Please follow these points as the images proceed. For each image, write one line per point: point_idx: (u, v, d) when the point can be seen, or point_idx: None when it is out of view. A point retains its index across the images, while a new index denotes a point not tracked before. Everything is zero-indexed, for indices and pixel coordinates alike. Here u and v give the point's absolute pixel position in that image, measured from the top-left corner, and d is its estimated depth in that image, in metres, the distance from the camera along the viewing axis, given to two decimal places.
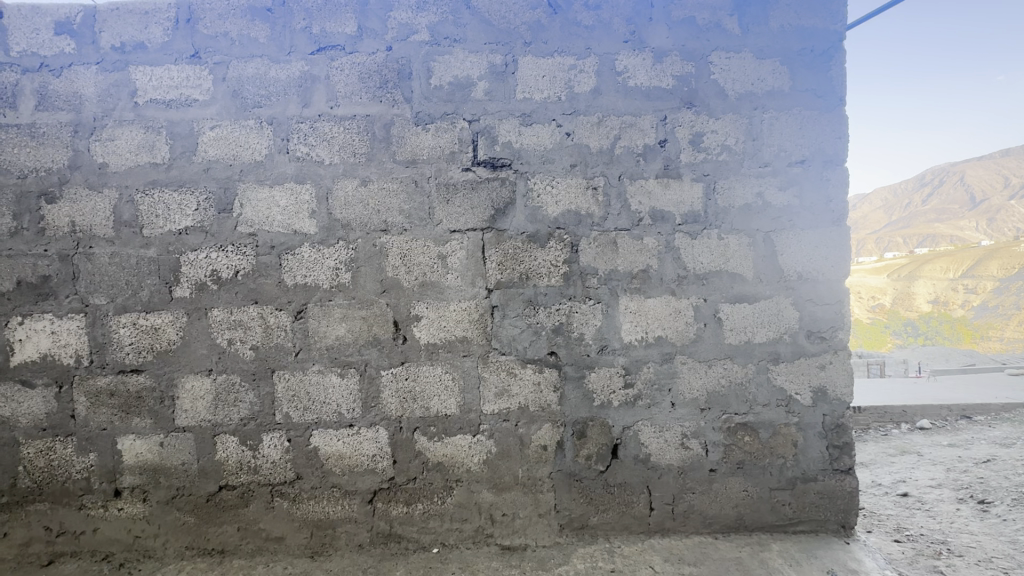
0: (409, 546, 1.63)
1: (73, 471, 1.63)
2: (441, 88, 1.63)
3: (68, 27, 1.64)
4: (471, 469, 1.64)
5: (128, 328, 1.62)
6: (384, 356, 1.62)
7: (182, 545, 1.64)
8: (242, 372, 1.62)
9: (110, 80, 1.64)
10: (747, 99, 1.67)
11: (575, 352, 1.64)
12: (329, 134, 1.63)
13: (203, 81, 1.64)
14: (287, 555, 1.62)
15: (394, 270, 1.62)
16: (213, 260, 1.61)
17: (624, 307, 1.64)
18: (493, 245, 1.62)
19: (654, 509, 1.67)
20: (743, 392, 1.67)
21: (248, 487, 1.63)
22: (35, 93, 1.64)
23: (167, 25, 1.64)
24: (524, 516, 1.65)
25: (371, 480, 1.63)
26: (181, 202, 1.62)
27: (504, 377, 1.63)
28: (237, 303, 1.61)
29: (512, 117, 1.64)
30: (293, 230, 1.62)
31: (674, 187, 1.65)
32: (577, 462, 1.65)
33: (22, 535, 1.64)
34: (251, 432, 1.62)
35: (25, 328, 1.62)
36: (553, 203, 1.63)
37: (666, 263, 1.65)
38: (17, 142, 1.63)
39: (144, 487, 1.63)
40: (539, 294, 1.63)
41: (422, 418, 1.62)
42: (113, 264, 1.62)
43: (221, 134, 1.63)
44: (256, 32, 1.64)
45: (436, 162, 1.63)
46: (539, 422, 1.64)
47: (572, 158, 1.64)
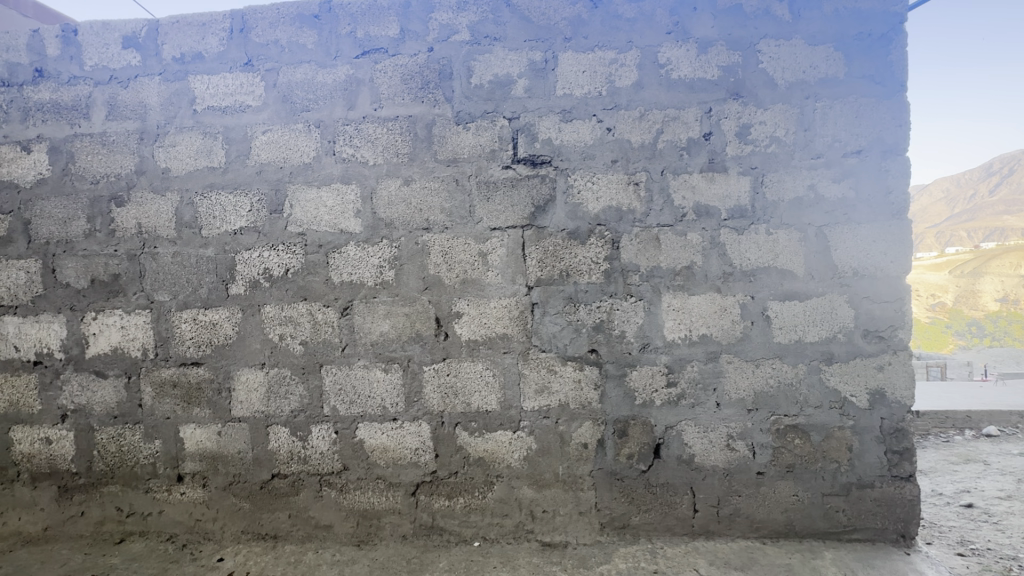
0: (451, 538, 1.66)
1: (141, 456, 1.75)
2: (481, 87, 1.65)
3: (134, 41, 1.76)
4: (512, 465, 1.65)
5: (189, 323, 1.71)
6: (427, 352, 1.65)
7: (238, 529, 1.73)
8: (293, 366, 1.69)
9: (171, 89, 1.74)
10: (798, 88, 1.60)
11: (616, 350, 1.62)
12: (374, 135, 1.67)
13: (255, 88, 1.71)
14: (335, 543, 1.68)
15: (436, 268, 1.64)
16: (265, 259, 1.69)
17: (667, 305, 1.61)
18: (533, 242, 1.62)
19: (698, 511, 1.63)
20: (794, 393, 1.61)
21: (298, 477, 1.70)
22: (106, 103, 1.76)
23: (223, 36, 1.73)
24: (565, 514, 1.65)
25: (414, 473, 1.67)
26: (236, 204, 1.70)
27: (545, 374, 1.63)
28: (287, 300, 1.68)
29: (552, 114, 1.63)
30: (340, 229, 1.67)
31: (719, 181, 1.61)
32: (618, 461, 1.63)
33: (97, 515, 1.77)
34: (301, 424, 1.69)
35: (98, 322, 1.75)
36: (594, 199, 1.62)
37: (710, 260, 1.60)
38: (91, 150, 1.76)
39: (204, 473, 1.73)
40: (579, 291, 1.62)
41: (463, 413, 1.65)
42: (175, 263, 1.72)
43: (272, 138, 1.70)
44: (305, 38, 1.70)
45: (477, 161, 1.64)
46: (580, 420, 1.63)
47: (613, 153, 1.62)
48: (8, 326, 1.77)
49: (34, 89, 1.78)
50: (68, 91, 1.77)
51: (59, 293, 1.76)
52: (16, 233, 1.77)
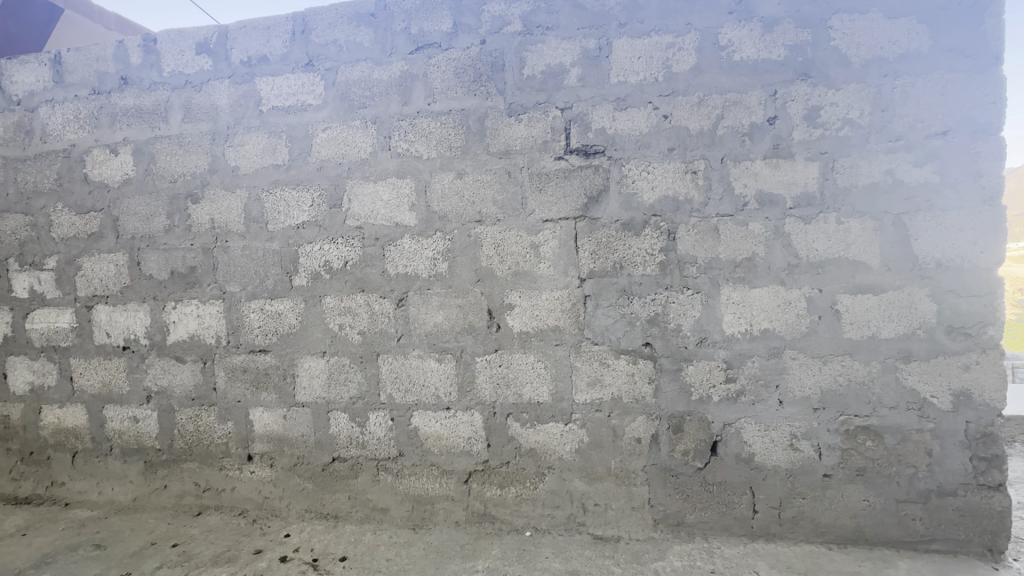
0: (503, 527, 1.68)
1: (215, 436, 1.88)
2: (533, 78, 1.64)
3: (206, 46, 1.87)
4: (563, 457, 1.65)
5: (257, 313, 1.82)
6: (479, 343, 1.67)
7: (302, 508, 1.82)
8: (351, 354, 1.75)
9: (240, 91, 1.83)
10: (874, 66, 1.49)
11: (671, 344, 1.58)
12: (428, 129, 1.70)
13: (316, 87, 1.78)
14: (391, 525, 1.74)
15: (488, 260, 1.66)
16: (326, 251, 1.76)
17: (726, 298, 1.55)
18: (586, 234, 1.60)
19: (758, 512, 1.58)
20: (865, 392, 1.51)
21: (356, 461, 1.77)
22: (181, 107, 1.88)
23: (285, 38, 1.80)
24: (617, 508, 1.63)
25: (466, 461, 1.70)
26: (299, 200, 1.78)
27: (597, 367, 1.61)
28: (346, 291, 1.75)
29: (606, 102, 1.60)
30: (395, 223, 1.72)
31: (785, 168, 1.52)
32: (673, 457, 1.60)
33: (178, 488, 1.92)
34: (360, 410, 1.76)
35: (177, 311, 1.88)
36: (649, 189, 1.58)
37: (774, 251, 1.53)
38: (169, 151, 1.89)
39: (271, 454, 1.84)
40: (633, 283, 1.59)
41: (515, 404, 1.66)
42: (244, 256, 1.82)
43: (332, 135, 1.76)
44: (362, 37, 1.75)
45: (529, 152, 1.64)
46: (633, 414, 1.61)
47: (670, 141, 1.57)
48: (101, 314, 1.95)
49: (120, 95, 1.93)
50: (149, 96, 1.91)
51: (143, 284, 1.91)
52: (106, 229, 1.93)
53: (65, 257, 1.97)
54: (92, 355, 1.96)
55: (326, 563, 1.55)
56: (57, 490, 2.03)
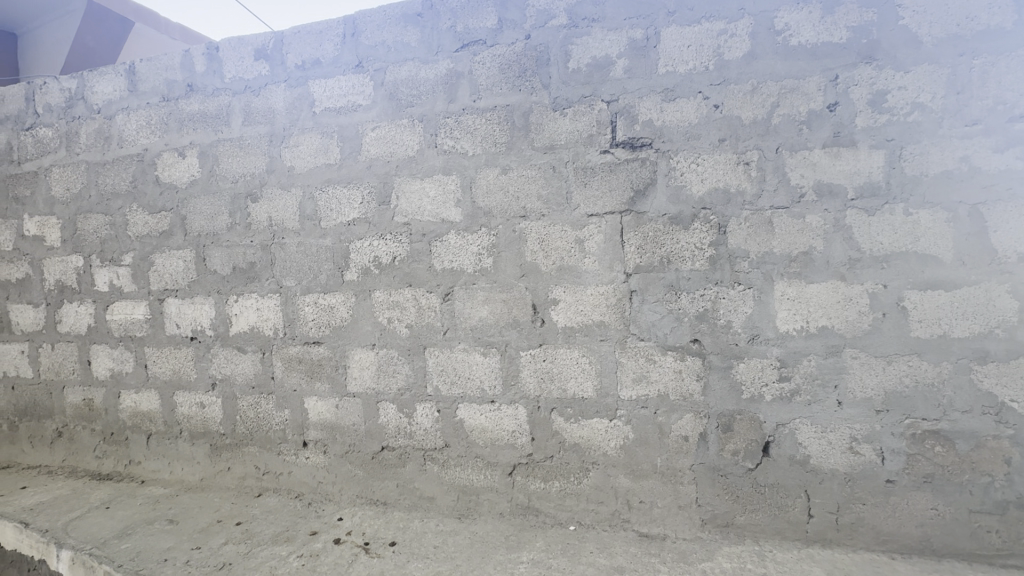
0: (547, 520, 1.69)
1: (273, 423, 1.98)
2: (578, 71, 1.62)
3: (263, 52, 1.96)
4: (608, 453, 1.64)
5: (311, 306, 1.90)
6: (524, 337, 1.69)
7: (354, 493, 1.90)
8: (399, 347, 1.81)
9: (295, 94, 1.92)
10: (949, 44, 1.39)
11: (721, 341, 1.54)
12: (473, 126, 1.72)
13: (365, 88, 1.83)
14: (438, 514, 1.79)
15: (532, 255, 1.66)
16: (375, 247, 1.82)
17: (781, 294, 1.49)
18: (632, 228, 1.58)
19: (814, 516, 1.52)
20: (935, 395, 1.42)
21: (404, 450, 1.83)
22: (242, 111, 1.98)
23: (337, 41, 1.87)
24: (663, 506, 1.61)
25: (511, 454, 1.72)
26: (350, 198, 1.84)
27: (643, 363, 1.59)
28: (394, 286, 1.80)
29: (653, 94, 1.57)
30: (441, 219, 1.75)
31: (846, 157, 1.45)
32: (722, 457, 1.56)
33: (240, 470, 2.05)
34: (407, 402, 1.81)
35: (239, 304, 2.00)
36: (698, 181, 1.54)
37: (833, 244, 1.46)
38: (231, 153, 2.00)
39: (324, 441, 1.92)
40: (680, 278, 1.55)
41: (559, 399, 1.66)
42: (299, 252, 1.91)
43: (380, 133, 1.81)
44: (409, 36, 1.78)
45: (574, 146, 1.63)
46: (680, 412, 1.58)
47: (721, 132, 1.52)
48: (171, 307, 2.09)
49: (186, 102, 2.06)
50: (212, 102, 2.02)
51: (208, 279, 2.04)
52: (175, 227, 2.07)
53: (140, 253, 2.12)
54: (164, 344, 2.11)
55: (377, 547, 1.62)
56: (134, 469, 2.20)
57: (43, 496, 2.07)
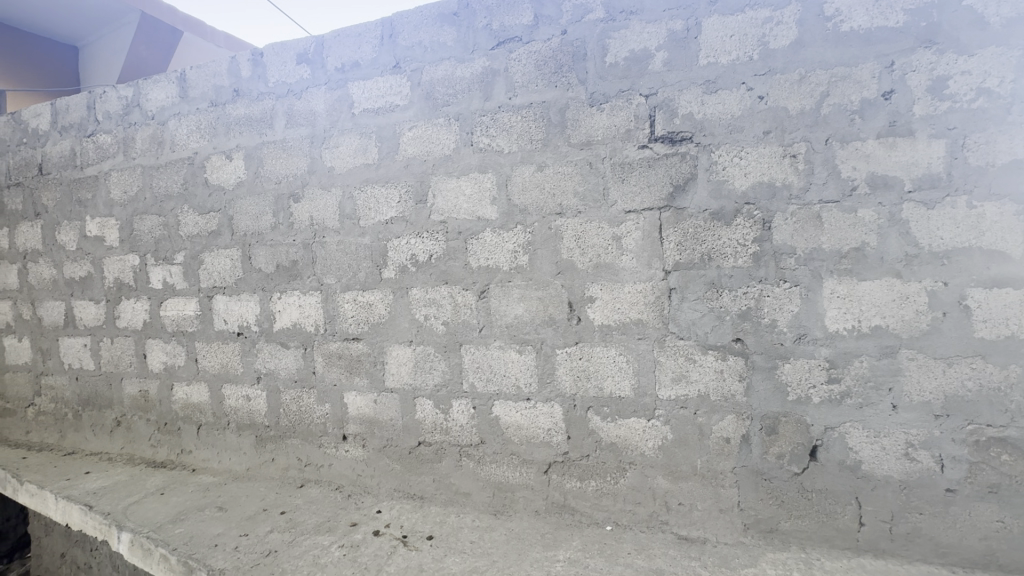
0: (583, 519, 1.68)
1: (315, 416, 2.04)
2: (616, 65, 1.60)
3: (305, 56, 2.01)
4: (646, 453, 1.61)
5: (351, 303, 1.95)
6: (560, 335, 1.68)
7: (391, 487, 1.93)
8: (436, 344, 1.83)
9: (334, 96, 1.96)
10: (1019, 25, 1.30)
11: (765, 341, 1.49)
12: (509, 123, 1.72)
13: (403, 88, 1.86)
14: (474, 510, 1.80)
15: (569, 252, 1.65)
16: (412, 246, 1.84)
17: (830, 291, 1.43)
18: (671, 224, 1.55)
19: (865, 525, 1.45)
20: (1000, 400, 1.34)
21: (441, 446, 1.85)
22: (284, 114, 2.05)
23: (375, 43, 1.90)
24: (703, 509, 1.57)
25: (546, 452, 1.72)
26: (388, 197, 1.88)
27: (682, 363, 1.56)
28: (431, 283, 1.82)
29: (694, 86, 1.53)
30: (477, 217, 1.76)
31: (902, 147, 1.37)
32: (766, 460, 1.51)
33: (284, 462, 2.12)
34: (444, 398, 1.83)
35: (282, 301, 2.07)
36: (741, 176, 1.49)
37: (888, 240, 1.39)
38: (274, 155, 2.07)
39: (363, 435, 1.97)
40: (722, 275, 1.51)
41: (596, 398, 1.65)
42: (339, 250, 1.95)
43: (417, 133, 1.84)
44: (445, 36, 1.80)
45: (611, 142, 1.60)
46: (722, 413, 1.54)
47: (765, 124, 1.47)
48: (219, 303, 2.18)
49: (233, 106, 2.14)
50: (257, 106, 2.10)
51: (254, 276, 2.11)
52: (223, 227, 2.16)
53: (190, 252, 2.22)
54: (213, 339, 2.21)
55: (415, 541, 1.64)
56: (186, 457, 2.32)
57: (105, 481, 2.20)
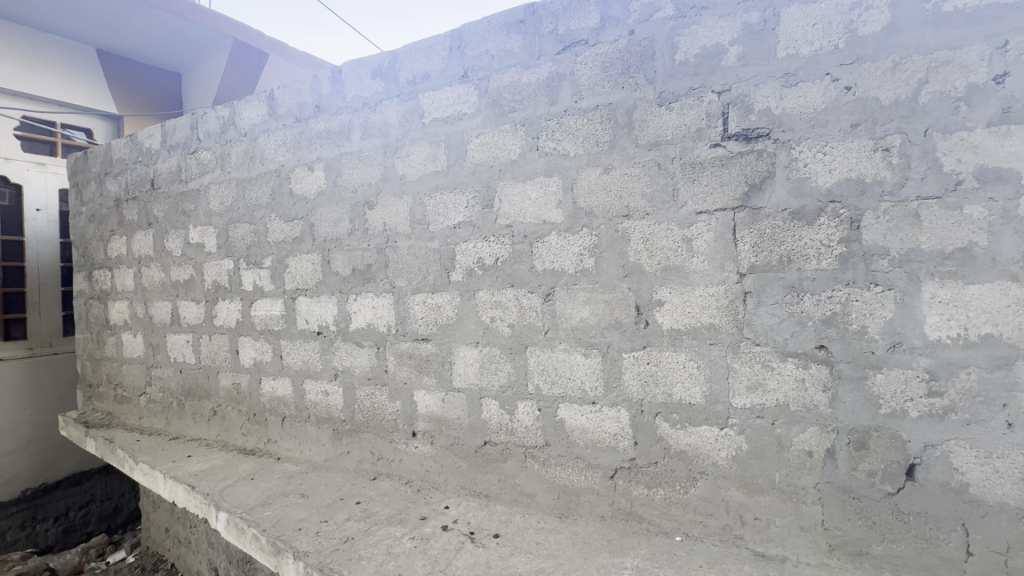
0: (650, 528, 1.64)
1: (387, 412, 2.14)
2: (686, 62, 1.56)
3: (379, 71, 2.13)
4: (718, 463, 1.55)
5: (420, 305, 2.03)
6: (627, 339, 1.65)
7: (458, 484, 1.98)
8: (501, 346, 1.86)
9: (406, 108, 2.06)
10: None
11: (853, 348, 1.39)
12: (575, 127, 1.72)
13: (470, 96, 1.92)
14: (539, 511, 1.81)
15: (636, 254, 1.63)
16: (479, 249, 1.89)
17: (930, 296, 1.31)
18: (746, 225, 1.48)
19: (974, 555, 1.31)
20: None
21: (506, 446, 1.87)
22: (361, 126, 2.18)
23: (444, 54, 1.98)
24: (782, 526, 1.49)
25: (612, 457, 1.69)
26: (456, 202, 1.94)
27: (758, 370, 1.49)
28: (497, 286, 1.86)
29: (771, 80, 1.46)
30: (543, 220, 1.77)
31: (1019, 136, 1.23)
32: (854, 476, 1.41)
33: (358, 455, 2.24)
34: (509, 399, 1.86)
35: (357, 303, 2.19)
36: (825, 172, 1.40)
37: (1001, 238, 1.25)
38: (352, 165, 2.20)
39: (432, 433, 2.03)
40: (803, 278, 1.43)
41: (664, 404, 1.61)
42: (410, 254, 2.04)
43: (484, 140, 1.88)
44: (512, 44, 1.84)
45: (681, 141, 1.56)
46: (803, 424, 1.45)
47: (853, 116, 1.38)
48: (302, 304, 2.35)
49: (315, 121, 2.30)
50: (336, 120, 2.24)
51: (332, 279, 2.26)
52: (305, 233, 2.32)
53: (277, 257, 2.41)
54: (296, 338, 2.38)
55: (482, 538, 1.68)
56: (272, 446, 2.51)
57: (204, 464, 2.44)
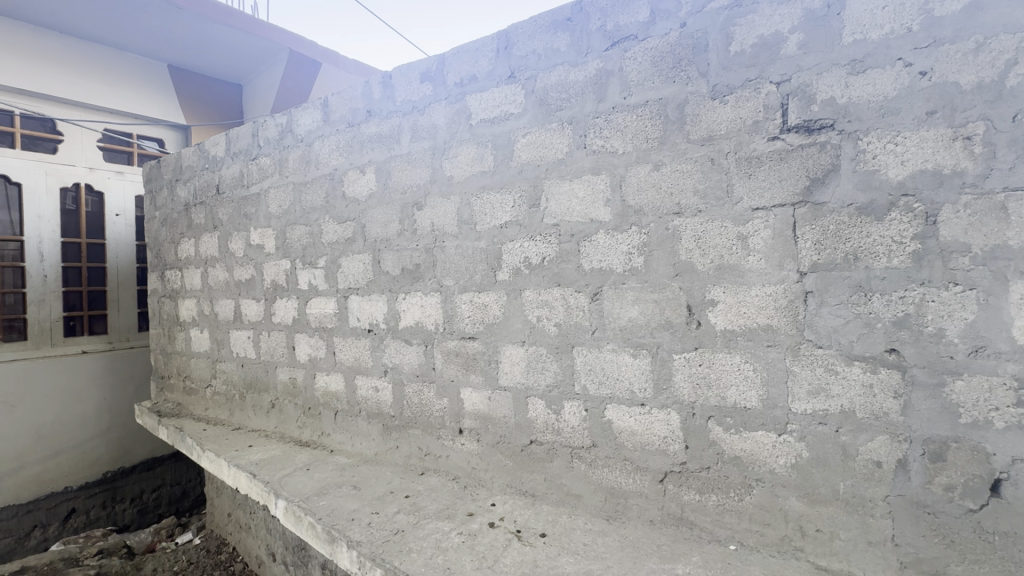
0: (702, 535, 1.59)
1: (434, 409, 2.18)
2: (742, 53, 1.50)
3: (428, 74, 2.17)
4: (776, 471, 1.48)
5: (467, 304, 2.05)
6: (677, 340, 1.61)
7: (504, 482, 1.99)
8: (548, 345, 1.86)
9: (454, 110, 2.09)
10: None
11: (929, 353, 1.29)
12: (624, 124, 1.69)
13: (517, 96, 1.92)
14: (585, 512, 1.79)
15: (688, 253, 1.58)
16: (526, 248, 1.89)
17: (1020, 297, 1.20)
18: (807, 222, 1.41)
19: None
20: None
21: (552, 445, 1.87)
22: (410, 129, 2.23)
23: (491, 55, 2.00)
24: (847, 540, 1.40)
25: (662, 461, 1.65)
26: (503, 202, 1.95)
27: (821, 374, 1.41)
28: (544, 285, 1.86)
29: (836, 67, 1.38)
30: (590, 218, 1.76)
31: None
32: (930, 490, 1.31)
33: (407, 450, 2.29)
34: (556, 399, 1.85)
35: (406, 301, 2.25)
36: (897, 164, 1.31)
37: None
38: (401, 167, 2.25)
39: (478, 430, 2.06)
40: (871, 277, 1.35)
41: (718, 407, 1.55)
42: (458, 254, 2.07)
43: (531, 139, 1.89)
44: (559, 42, 1.83)
45: (735, 135, 1.51)
46: (871, 432, 1.36)
47: (929, 103, 1.28)
48: (354, 303, 2.44)
49: (367, 125, 2.38)
50: (386, 123, 2.31)
51: (382, 279, 2.32)
52: (357, 234, 2.41)
53: (331, 257, 2.51)
54: (348, 335, 2.47)
55: (528, 536, 1.69)
56: (325, 439, 2.61)
57: (263, 454, 2.57)
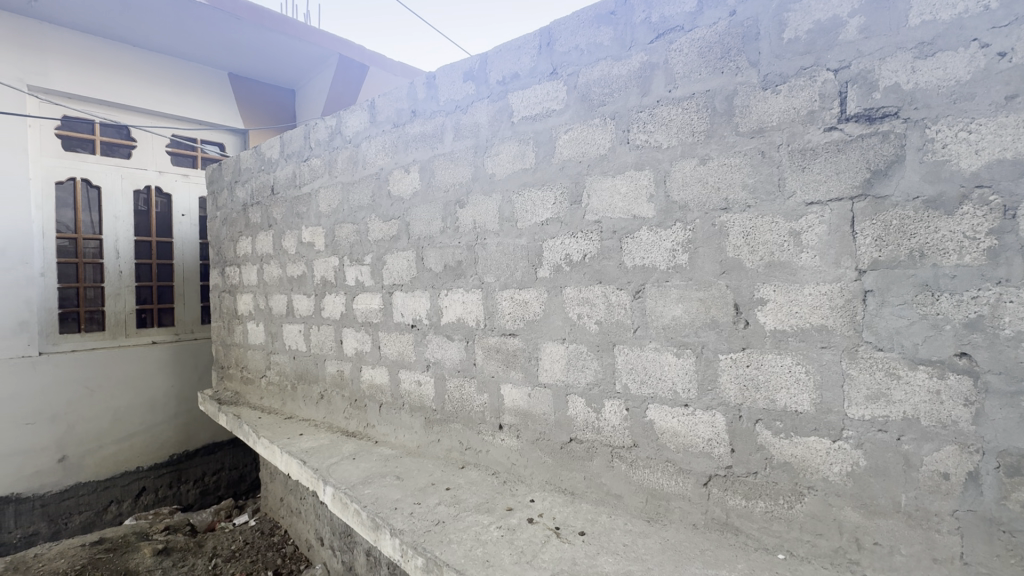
0: (748, 542, 1.53)
1: (475, 404, 2.21)
2: (797, 40, 1.43)
3: (471, 74, 2.20)
4: (830, 479, 1.41)
5: (508, 301, 2.07)
6: (724, 339, 1.56)
7: (543, 479, 2.00)
8: (589, 343, 1.84)
9: (496, 108, 2.11)
10: None
11: (1005, 357, 1.20)
12: (668, 117, 1.65)
13: (559, 93, 1.91)
14: (626, 512, 1.77)
15: (735, 250, 1.53)
16: (567, 246, 1.89)
17: None
18: (867, 217, 1.33)
19: None
20: None
21: (592, 444, 1.85)
22: (452, 128, 2.27)
23: (534, 52, 2.00)
24: (909, 555, 1.32)
25: (706, 463, 1.61)
26: (544, 199, 1.95)
27: (881, 378, 1.33)
28: (584, 282, 1.84)
29: (901, 52, 1.30)
30: (633, 215, 1.73)
31: None
32: (1005, 506, 1.21)
33: (447, 443, 2.33)
34: (596, 397, 1.83)
35: (448, 298, 2.28)
36: (970, 154, 1.22)
37: None
38: (444, 165, 2.29)
39: (518, 426, 2.07)
40: (939, 276, 1.25)
41: (766, 410, 1.50)
42: (499, 251, 2.09)
43: (573, 135, 1.87)
44: (602, 37, 1.81)
45: (788, 127, 1.44)
46: (937, 441, 1.27)
47: (1009, 86, 1.18)
48: (398, 299, 2.50)
49: (411, 125, 2.43)
50: (430, 123, 2.35)
51: (426, 275, 2.37)
52: (401, 232, 2.47)
53: (376, 254, 2.59)
54: (392, 329, 2.54)
55: (567, 534, 1.68)
56: (370, 430, 2.70)
57: (313, 442, 2.69)
